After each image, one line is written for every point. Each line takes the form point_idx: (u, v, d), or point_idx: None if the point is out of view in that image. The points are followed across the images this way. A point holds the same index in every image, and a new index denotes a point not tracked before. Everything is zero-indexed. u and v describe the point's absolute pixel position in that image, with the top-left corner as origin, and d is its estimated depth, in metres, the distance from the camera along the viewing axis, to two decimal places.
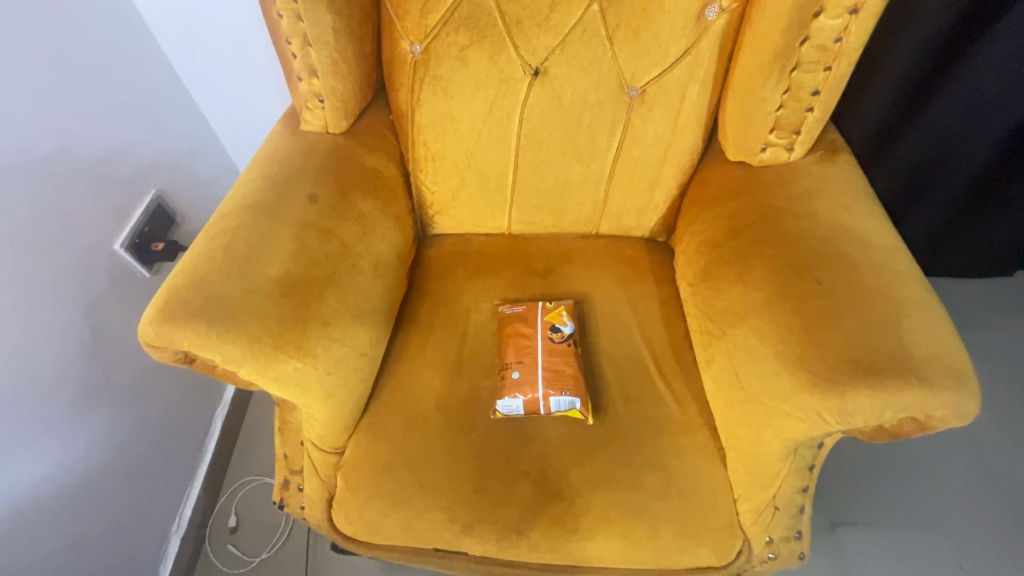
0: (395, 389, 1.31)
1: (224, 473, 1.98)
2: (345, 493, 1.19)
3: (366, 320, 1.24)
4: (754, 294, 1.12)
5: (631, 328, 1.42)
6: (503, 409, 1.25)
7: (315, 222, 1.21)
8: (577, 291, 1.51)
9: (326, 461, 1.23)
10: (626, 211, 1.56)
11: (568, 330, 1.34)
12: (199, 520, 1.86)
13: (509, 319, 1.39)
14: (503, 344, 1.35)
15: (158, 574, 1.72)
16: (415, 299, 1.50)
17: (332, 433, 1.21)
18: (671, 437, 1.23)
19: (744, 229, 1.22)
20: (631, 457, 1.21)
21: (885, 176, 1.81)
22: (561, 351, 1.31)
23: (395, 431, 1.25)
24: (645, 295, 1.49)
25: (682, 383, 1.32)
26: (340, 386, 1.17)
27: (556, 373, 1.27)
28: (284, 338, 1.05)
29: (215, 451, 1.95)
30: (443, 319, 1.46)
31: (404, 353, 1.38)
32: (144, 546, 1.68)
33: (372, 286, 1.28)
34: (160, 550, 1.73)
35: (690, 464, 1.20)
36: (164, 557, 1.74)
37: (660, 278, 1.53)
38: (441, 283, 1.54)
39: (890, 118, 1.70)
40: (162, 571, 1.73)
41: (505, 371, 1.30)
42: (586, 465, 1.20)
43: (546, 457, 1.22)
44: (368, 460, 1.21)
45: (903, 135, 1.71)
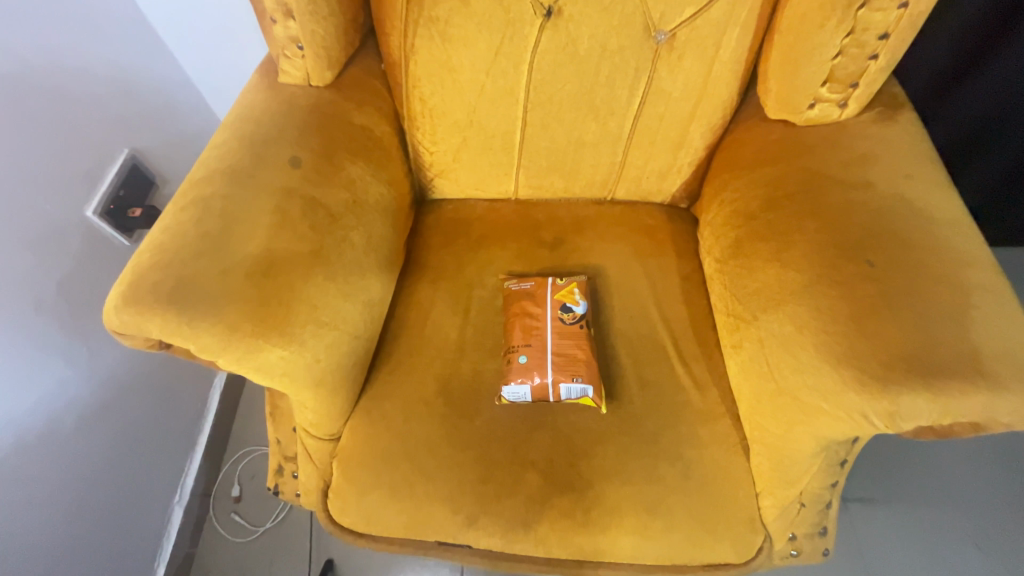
0: (393, 372, 1.22)
1: (225, 443, 1.95)
2: (341, 482, 1.12)
3: (359, 299, 1.13)
4: (792, 275, 0.99)
5: (648, 306, 1.30)
6: (509, 396, 1.16)
7: (298, 191, 1.07)
8: (590, 264, 1.38)
9: (321, 449, 1.16)
10: (645, 175, 1.41)
11: (580, 310, 1.22)
12: (202, 489, 1.84)
13: (515, 296, 1.27)
14: (509, 325, 1.24)
15: (161, 543, 1.71)
16: (414, 272, 1.39)
17: (326, 420, 1.13)
18: (691, 426, 1.14)
19: (784, 200, 1.07)
20: (647, 448, 1.12)
21: (949, 128, 1.61)
22: (572, 333, 1.20)
23: (393, 417, 1.17)
24: (664, 269, 1.36)
25: (703, 366, 1.21)
26: (332, 372, 1.07)
27: (567, 357, 1.16)
28: (267, 324, 0.94)
29: (215, 421, 1.91)
30: (444, 294, 1.35)
31: (403, 331, 1.28)
32: (146, 517, 1.67)
33: (365, 261, 1.16)
34: (164, 520, 1.73)
35: (710, 455, 1.11)
36: (167, 527, 1.73)
37: (681, 250, 1.40)
38: (441, 255, 1.41)
39: (959, 61, 1.48)
40: (166, 541, 1.72)
41: (511, 354, 1.19)
42: (598, 455, 1.12)
43: (555, 447, 1.13)
44: (365, 448, 1.14)
45: (974, 80, 1.50)
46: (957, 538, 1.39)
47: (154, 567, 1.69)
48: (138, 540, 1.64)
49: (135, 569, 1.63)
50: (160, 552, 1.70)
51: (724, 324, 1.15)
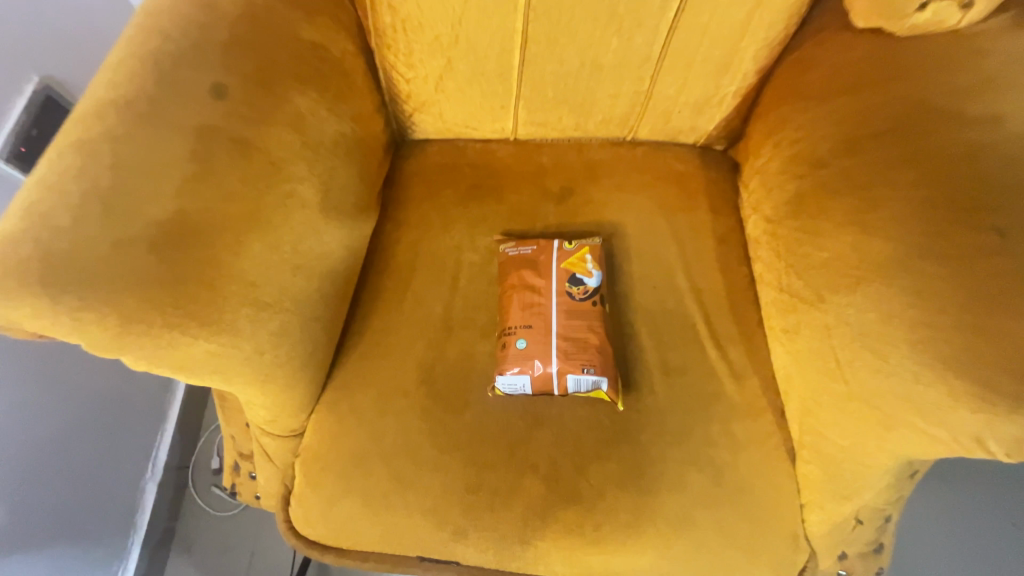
0: (365, 355, 1.02)
1: (202, 412, 1.75)
2: (305, 488, 0.95)
3: (315, 271, 0.90)
4: (878, 245, 0.75)
5: (676, 275, 1.07)
6: (504, 388, 0.96)
7: (223, 129, 0.80)
8: (605, 222, 1.14)
9: (282, 447, 0.97)
10: (676, 108, 1.13)
11: (592, 282, 1.00)
12: (178, 463, 1.66)
13: (512, 263, 1.05)
14: (505, 299, 1.02)
15: (136, 526, 1.54)
16: (391, 232, 1.14)
17: (283, 416, 0.94)
18: (725, 424, 0.94)
19: (870, 141, 0.81)
20: (671, 450, 0.93)
21: None
22: (583, 311, 0.98)
23: (365, 410, 0.97)
24: (696, 229, 1.11)
25: (741, 350, 0.99)
26: (286, 366, 0.86)
27: (576, 342, 0.95)
28: (184, 312, 0.72)
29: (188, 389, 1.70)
30: (427, 260, 1.11)
31: (377, 306, 1.06)
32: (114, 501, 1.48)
33: (322, 223, 0.92)
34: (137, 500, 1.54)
35: (747, 460, 0.92)
36: (141, 508, 1.56)
37: (717, 203, 1.14)
38: (423, 210, 1.16)
39: None
40: (140, 523, 1.55)
41: (507, 336, 0.98)
42: (613, 460, 0.93)
43: (559, 448, 0.94)
44: (332, 448, 0.95)
45: None
46: (982, 519, 1.27)
47: (129, 553, 1.52)
48: (108, 526, 1.47)
49: (107, 555, 1.47)
50: (134, 536, 1.53)
51: (773, 302, 0.92)
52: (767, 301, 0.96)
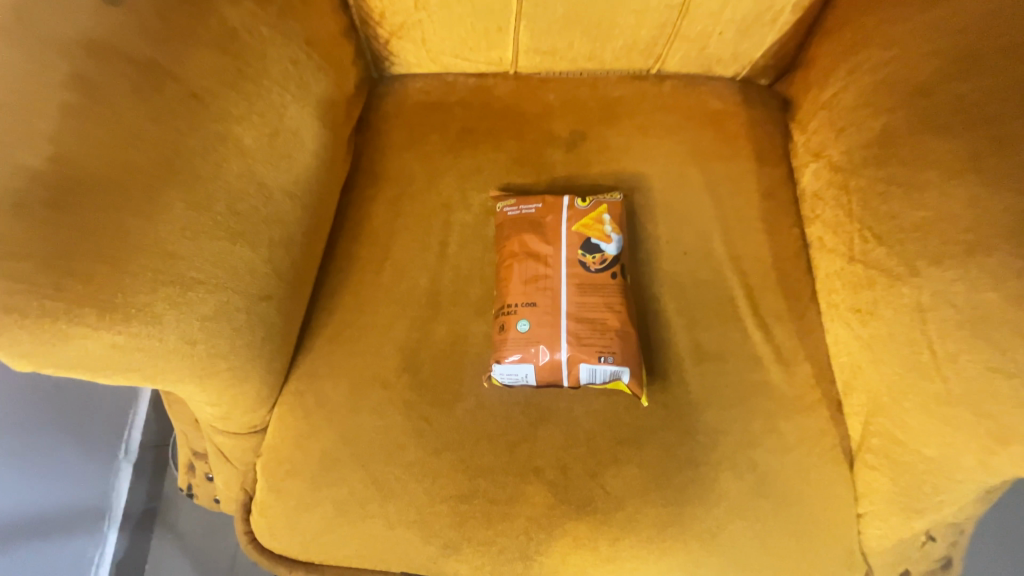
0: (336, 337, 0.85)
1: None
2: (267, 496, 0.80)
3: (264, 238, 0.72)
4: (1005, 201, 0.57)
5: (710, 239, 0.88)
6: (502, 378, 0.78)
7: (117, 44, 0.60)
8: (625, 174, 0.94)
9: (241, 446, 0.82)
10: (716, 30, 0.90)
11: (611, 248, 0.82)
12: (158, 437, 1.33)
13: (512, 226, 0.86)
14: (504, 270, 0.84)
15: (109, 512, 1.24)
16: (367, 187, 0.95)
17: (238, 413, 0.78)
18: (769, 420, 0.78)
19: (992, 62, 0.62)
20: (704, 452, 0.77)
21: None
22: (600, 284, 0.80)
23: (337, 403, 0.81)
24: (736, 182, 0.91)
25: (790, 331, 0.82)
26: (230, 358, 0.69)
27: (591, 323, 0.78)
28: (73, 297, 0.55)
29: None
30: (410, 221, 0.93)
31: (351, 277, 0.89)
32: (78, 493, 1.17)
33: (271, 176, 0.73)
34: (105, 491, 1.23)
35: (795, 464, 0.77)
36: (116, 492, 1.25)
37: (763, 150, 0.93)
38: (406, 161, 0.97)
39: None
40: (115, 509, 1.25)
41: (507, 315, 0.80)
42: (634, 463, 0.78)
43: (570, 449, 0.79)
44: (299, 448, 0.80)
45: None
46: None
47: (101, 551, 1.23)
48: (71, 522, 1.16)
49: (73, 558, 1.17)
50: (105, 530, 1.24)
51: (842, 276, 0.75)
52: (830, 272, 0.78)
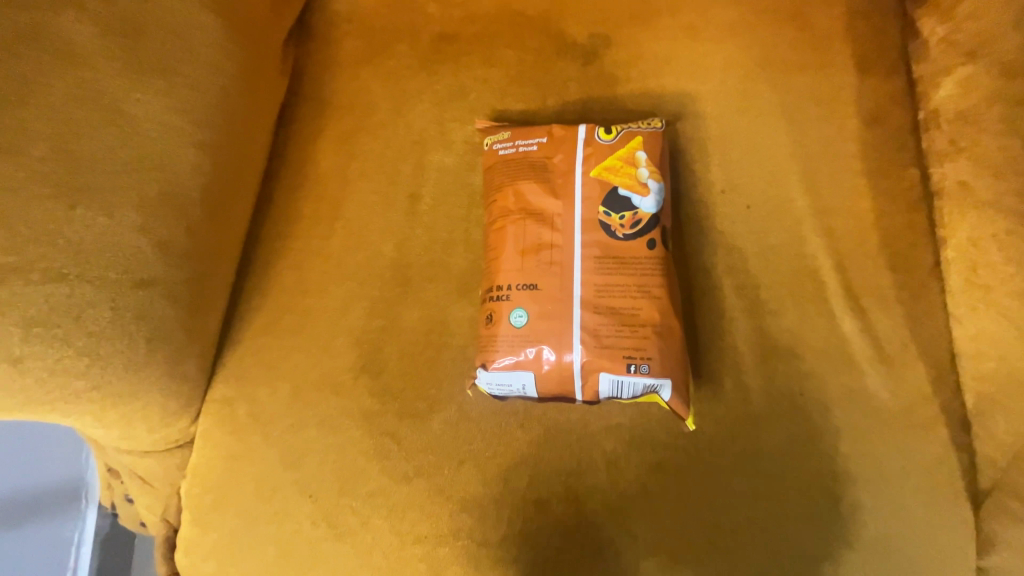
0: (273, 326, 0.64)
1: None
2: (191, 529, 0.62)
3: (130, 197, 0.48)
4: None
5: (786, 186, 0.62)
6: (491, 388, 0.57)
7: None
8: (664, 94, 0.67)
9: (159, 466, 0.64)
10: None
11: (646, 201, 0.57)
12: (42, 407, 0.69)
13: (505, 172, 0.61)
14: (494, 236, 0.60)
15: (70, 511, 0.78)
16: (311, 121, 0.70)
17: (146, 432, 0.58)
18: (865, 442, 0.56)
19: None
20: (769, 483, 0.56)
21: None
22: (631, 256, 0.56)
23: (277, 413, 0.62)
24: (827, 103, 0.63)
25: (899, 320, 0.58)
26: (98, 374, 0.48)
27: (617, 314, 0.55)
28: None
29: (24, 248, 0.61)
30: (369, 165, 0.68)
31: (291, 243, 0.66)
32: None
33: (134, 100, 0.48)
34: (79, 458, 0.80)
35: (898, 504, 0.55)
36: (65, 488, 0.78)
37: (869, 55, 0.64)
38: (363, 82, 0.71)
39: None
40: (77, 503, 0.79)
41: (496, 301, 0.57)
42: (671, 497, 0.57)
43: (584, 478, 0.58)
44: (230, 472, 0.62)
45: None
46: None
47: (80, 532, 0.80)
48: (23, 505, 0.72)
49: (43, 549, 0.75)
50: (83, 508, 0.80)
51: (1013, 243, 0.51)
52: (987, 235, 0.54)
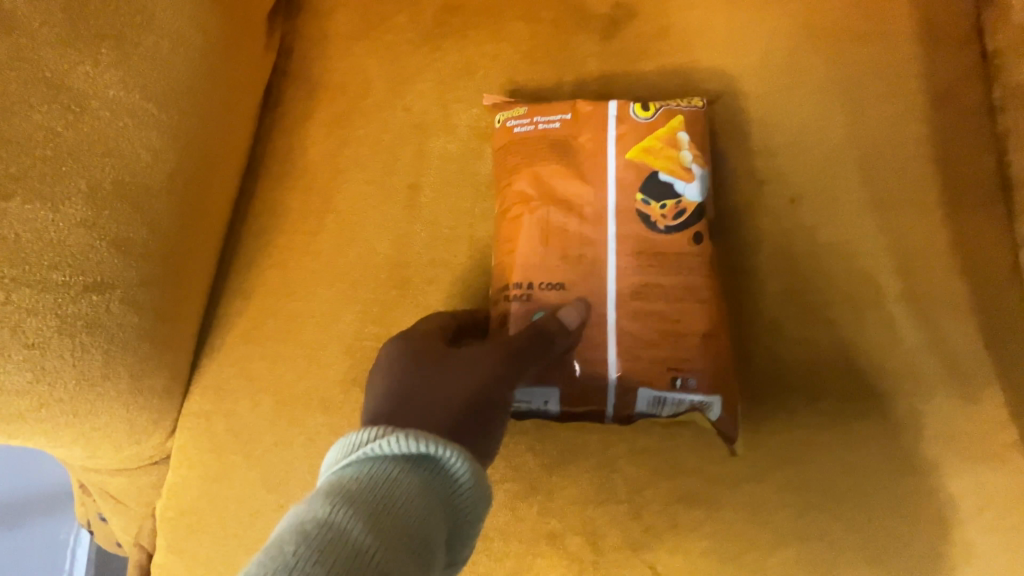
0: (257, 332, 0.57)
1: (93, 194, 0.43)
2: (166, 556, 0.56)
3: (77, 186, 0.41)
4: None
5: (838, 176, 0.54)
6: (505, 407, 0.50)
7: None
8: (697, 72, 0.59)
9: (133, 486, 0.58)
10: None
11: (691, 187, 0.50)
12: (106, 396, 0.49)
13: (522, 152, 0.53)
14: (509, 226, 0.52)
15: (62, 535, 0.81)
16: (300, 103, 0.63)
17: (112, 450, 0.52)
18: (931, 473, 0.48)
19: None
20: (818, 518, 0.49)
21: None
22: (672, 253, 0.49)
23: (259, 430, 0.55)
24: (885, 80, 0.55)
25: (971, 332, 0.50)
26: (46, 391, 0.42)
27: (658, 320, 0.48)
28: None
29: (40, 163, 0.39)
30: (363, 151, 0.61)
31: (277, 239, 0.59)
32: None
33: (82, 74, 0.42)
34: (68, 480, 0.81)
35: (968, 545, 0.47)
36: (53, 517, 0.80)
37: (935, 25, 0.56)
38: (357, 59, 0.64)
39: None
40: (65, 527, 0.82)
41: (516, 305, 0.50)
42: (703, 532, 0.50)
43: (604, 508, 0.51)
44: (209, 493, 0.55)
45: None
46: None
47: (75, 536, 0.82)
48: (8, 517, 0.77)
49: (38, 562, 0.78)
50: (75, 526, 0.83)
51: None
52: None
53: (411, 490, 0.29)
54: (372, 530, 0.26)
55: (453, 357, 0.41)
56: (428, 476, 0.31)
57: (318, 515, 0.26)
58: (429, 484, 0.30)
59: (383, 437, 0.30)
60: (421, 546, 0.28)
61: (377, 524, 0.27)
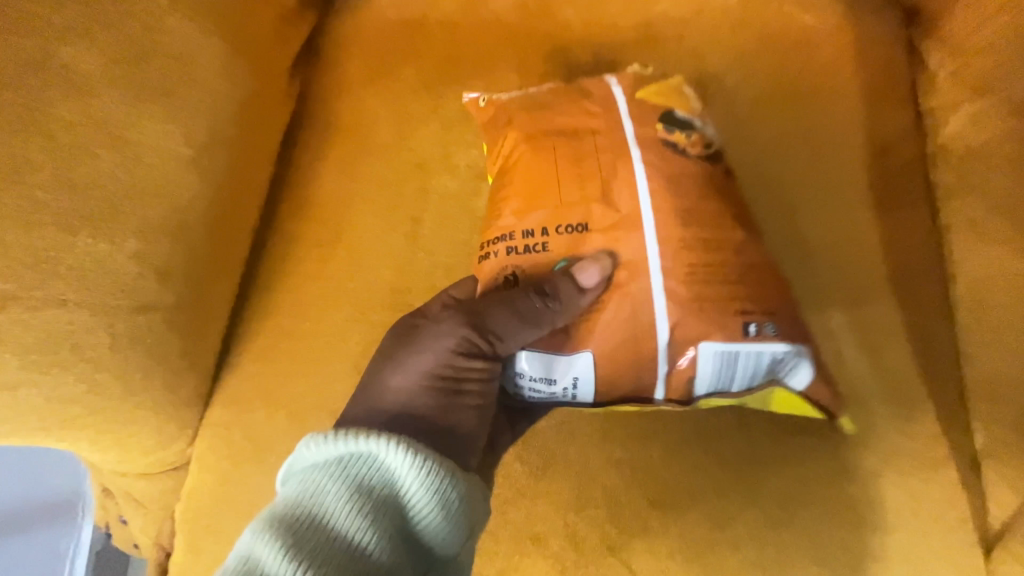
0: (272, 348, 0.64)
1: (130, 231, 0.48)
2: (183, 555, 0.61)
3: (129, 223, 0.48)
4: None
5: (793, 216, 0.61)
6: (528, 391, 0.52)
7: None
8: None
9: (153, 489, 0.63)
10: None
11: (706, 128, 0.60)
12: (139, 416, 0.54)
13: (537, 110, 0.61)
14: (534, 160, 0.58)
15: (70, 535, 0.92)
16: (317, 142, 0.71)
17: (136, 456, 0.58)
18: (872, 482, 0.55)
19: None
20: (774, 523, 0.55)
21: None
22: (709, 211, 0.55)
23: (272, 438, 0.61)
24: (833, 132, 0.63)
25: (906, 355, 0.57)
26: (94, 401, 0.48)
27: (713, 273, 0.52)
28: None
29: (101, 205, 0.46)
30: (372, 185, 0.68)
31: (293, 265, 0.66)
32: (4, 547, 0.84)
33: (136, 126, 0.48)
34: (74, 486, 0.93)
35: (905, 547, 0.53)
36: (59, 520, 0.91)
37: (873, 88, 0.65)
38: (369, 104, 0.71)
39: None
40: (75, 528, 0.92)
41: (537, 243, 0.54)
42: (672, 533, 0.55)
43: (585, 511, 0.57)
44: (225, 496, 0.61)
45: None
46: None
47: (75, 544, 0.92)
48: (12, 514, 0.85)
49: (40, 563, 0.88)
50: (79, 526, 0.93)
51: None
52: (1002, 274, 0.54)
53: (335, 490, 0.40)
54: (294, 534, 0.38)
55: (429, 330, 0.50)
56: (353, 477, 0.41)
57: (253, 539, 0.38)
58: (360, 479, 0.41)
59: (309, 454, 0.42)
60: (346, 535, 0.39)
61: (304, 526, 0.39)
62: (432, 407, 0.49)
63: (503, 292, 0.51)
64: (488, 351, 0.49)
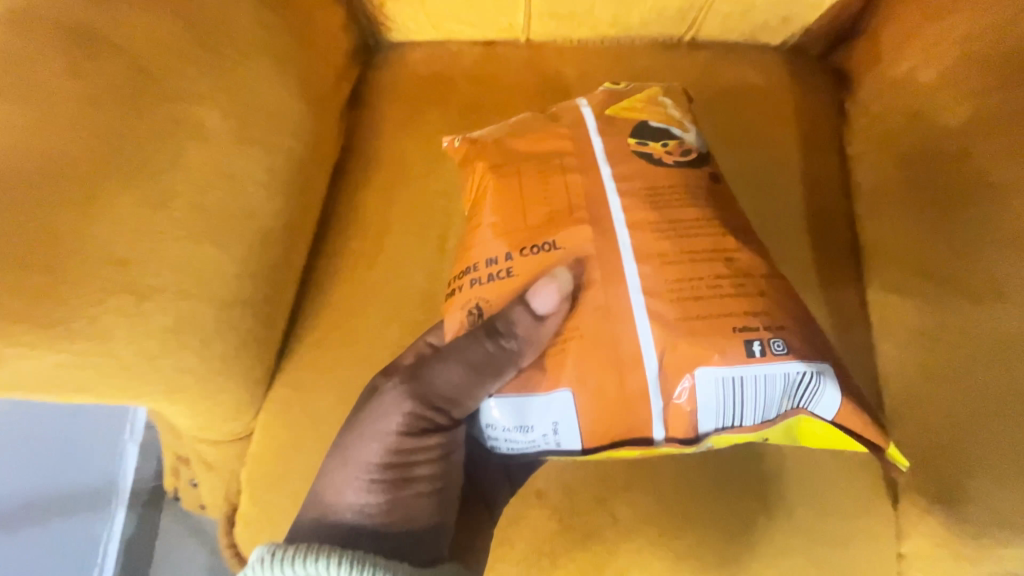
0: (323, 339, 0.78)
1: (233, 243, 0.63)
2: (250, 507, 0.75)
3: (233, 237, 0.62)
4: None
5: None
6: (505, 444, 0.58)
7: None
8: None
9: (224, 453, 0.77)
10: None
11: (684, 133, 0.70)
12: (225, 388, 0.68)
13: (512, 134, 0.71)
14: (511, 179, 0.66)
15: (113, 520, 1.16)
16: (360, 172, 0.86)
17: (216, 423, 0.72)
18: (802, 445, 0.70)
19: None
20: (727, 479, 0.69)
21: None
22: (696, 226, 0.61)
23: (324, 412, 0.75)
24: (776, 171, 0.80)
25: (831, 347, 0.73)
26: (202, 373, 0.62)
27: (702, 281, 0.58)
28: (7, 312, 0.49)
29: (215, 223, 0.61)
30: (405, 208, 0.84)
31: (342, 271, 0.81)
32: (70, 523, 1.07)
33: (240, 163, 0.63)
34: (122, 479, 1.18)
35: (827, 494, 0.68)
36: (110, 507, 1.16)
37: (809, 138, 0.82)
38: (402, 142, 0.87)
39: None
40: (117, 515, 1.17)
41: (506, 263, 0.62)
42: (647, 487, 0.69)
43: (577, 472, 0.70)
44: (283, 459, 0.74)
45: None
46: None
47: (109, 529, 1.16)
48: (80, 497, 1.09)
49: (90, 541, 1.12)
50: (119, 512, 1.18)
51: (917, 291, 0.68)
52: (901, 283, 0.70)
53: None
54: None
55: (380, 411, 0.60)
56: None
57: None
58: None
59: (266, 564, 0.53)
60: None
61: None
62: (391, 479, 0.59)
63: (461, 342, 0.58)
64: (443, 416, 0.59)
